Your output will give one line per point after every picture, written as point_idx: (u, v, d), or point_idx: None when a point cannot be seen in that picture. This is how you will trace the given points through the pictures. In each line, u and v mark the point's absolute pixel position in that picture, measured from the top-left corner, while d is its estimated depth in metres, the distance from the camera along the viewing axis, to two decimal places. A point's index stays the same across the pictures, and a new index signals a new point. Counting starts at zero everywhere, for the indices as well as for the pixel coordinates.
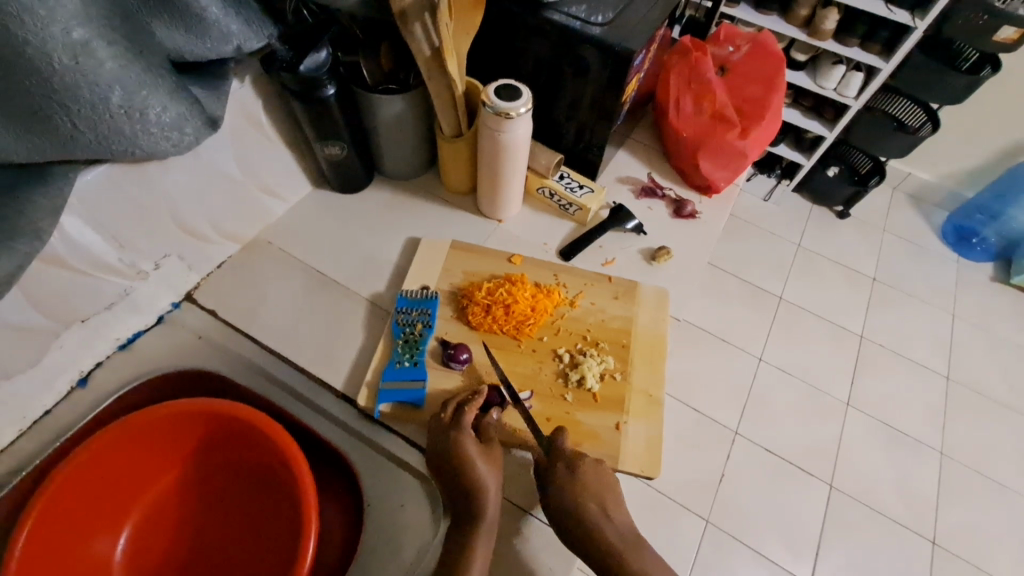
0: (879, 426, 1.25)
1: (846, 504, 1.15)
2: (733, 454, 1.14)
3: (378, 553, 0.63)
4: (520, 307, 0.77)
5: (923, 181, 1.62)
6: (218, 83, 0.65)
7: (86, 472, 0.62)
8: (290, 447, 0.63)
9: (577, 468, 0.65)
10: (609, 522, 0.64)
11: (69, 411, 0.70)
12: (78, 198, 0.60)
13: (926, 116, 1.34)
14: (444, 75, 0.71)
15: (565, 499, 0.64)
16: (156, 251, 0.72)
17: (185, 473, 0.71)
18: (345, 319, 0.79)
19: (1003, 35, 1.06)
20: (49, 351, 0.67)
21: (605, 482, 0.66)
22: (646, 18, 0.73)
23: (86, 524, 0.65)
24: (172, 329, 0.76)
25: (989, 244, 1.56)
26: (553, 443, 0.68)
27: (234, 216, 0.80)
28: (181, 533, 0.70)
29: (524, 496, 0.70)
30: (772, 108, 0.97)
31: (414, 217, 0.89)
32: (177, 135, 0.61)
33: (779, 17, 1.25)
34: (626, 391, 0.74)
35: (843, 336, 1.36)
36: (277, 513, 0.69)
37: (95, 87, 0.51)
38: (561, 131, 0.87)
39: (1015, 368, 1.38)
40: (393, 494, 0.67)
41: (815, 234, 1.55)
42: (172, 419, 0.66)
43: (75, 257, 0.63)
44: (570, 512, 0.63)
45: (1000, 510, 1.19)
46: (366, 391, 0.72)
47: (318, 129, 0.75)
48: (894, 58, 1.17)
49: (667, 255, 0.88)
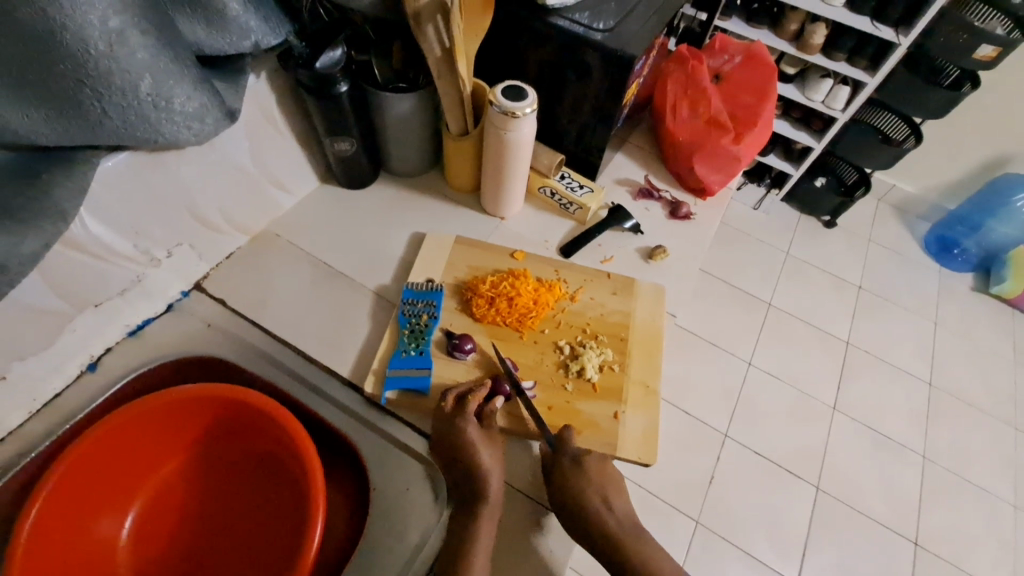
0: (864, 430, 1.28)
1: (831, 506, 1.18)
2: (723, 455, 1.18)
3: (384, 533, 0.64)
4: (523, 300, 0.79)
5: (907, 193, 1.68)
6: (236, 77, 0.68)
7: (95, 455, 0.64)
8: (298, 432, 0.64)
9: (590, 463, 0.68)
10: (605, 507, 0.68)
11: (78, 395, 0.71)
12: (97, 185, 0.62)
13: (909, 130, 1.39)
14: (453, 75, 0.74)
15: (567, 482, 0.67)
16: (169, 239, 0.74)
17: (191, 458, 0.73)
18: (352, 309, 0.81)
19: (981, 54, 1.12)
20: (62, 335, 0.68)
21: (615, 485, 0.70)
22: (646, 26, 0.76)
23: (92, 506, 0.66)
24: (182, 316, 0.78)
25: (969, 255, 1.61)
26: (561, 438, 0.70)
27: (246, 207, 0.82)
28: (186, 516, 0.71)
29: (530, 485, 0.72)
30: (764, 115, 1.01)
31: (419, 213, 0.91)
32: (198, 126, 0.63)
33: (769, 30, 1.30)
34: (624, 382, 0.76)
35: (830, 342, 1.40)
36: (283, 500, 0.70)
37: (126, 74, 0.54)
38: (563, 133, 0.90)
39: (993, 376, 1.43)
40: (399, 477, 0.68)
41: (804, 242, 1.59)
42: (181, 403, 0.68)
43: (93, 242, 0.65)
44: (570, 494, 0.67)
45: (981, 512, 1.23)
46: (373, 378, 0.74)
47: (331, 126, 0.77)
48: (879, 73, 1.22)
49: (664, 253, 0.91)
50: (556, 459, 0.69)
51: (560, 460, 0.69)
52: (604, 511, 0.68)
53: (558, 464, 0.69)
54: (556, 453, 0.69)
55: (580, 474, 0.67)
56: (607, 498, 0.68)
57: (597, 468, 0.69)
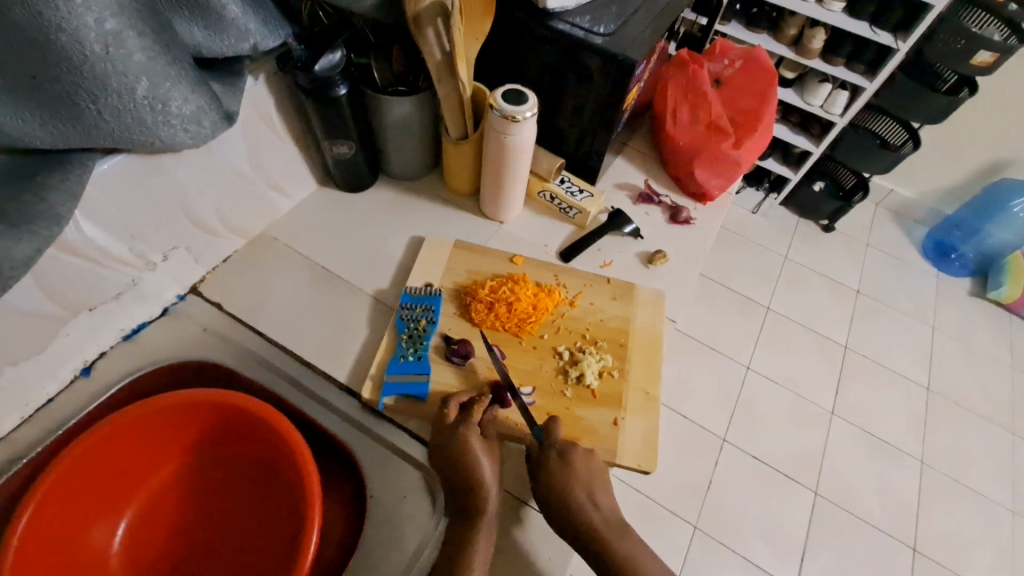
0: (862, 434, 1.28)
1: (830, 512, 1.17)
2: (721, 461, 1.17)
3: (382, 540, 0.64)
4: (522, 305, 0.79)
5: (905, 198, 1.68)
6: (235, 80, 0.67)
7: (87, 462, 0.63)
8: (294, 439, 0.64)
9: (590, 472, 0.67)
10: (592, 505, 0.66)
11: (72, 400, 0.71)
12: (93, 188, 0.61)
13: (908, 134, 1.38)
14: (453, 78, 0.74)
15: (550, 475, 0.66)
16: (166, 242, 0.73)
17: (185, 465, 0.72)
18: (349, 313, 0.80)
19: (980, 59, 1.11)
20: (55, 339, 0.67)
21: (602, 484, 0.68)
22: (647, 30, 0.76)
23: (85, 513, 0.65)
24: (176, 321, 0.77)
25: (966, 260, 1.62)
26: (547, 429, 0.70)
27: (243, 210, 0.81)
28: (181, 523, 0.70)
29: (518, 486, 0.72)
30: (764, 119, 1.00)
31: (418, 216, 0.91)
32: (196, 129, 0.62)
33: (768, 35, 1.30)
34: (623, 388, 0.76)
35: (827, 346, 1.40)
36: (279, 507, 0.69)
37: (122, 77, 0.53)
38: (563, 137, 0.90)
39: (991, 380, 1.44)
40: (397, 484, 0.67)
41: (802, 246, 1.59)
42: (175, 409, 0.67)
43: (88, 246, 0.64)
44: (557, 492, 0.66)
45: (979, 517, 1.23)
46: (371, 384, 0.73)
47: (329, 129, 0.77)
48: (878, 77, 1.22)
49: (663, 259, 0.90)
50: (543, 452, 0.68)
51: (548, 454, 0.68)
52: (588, 506, 0.66)
53: (544, 457, 0.68)
54: (542, 444, 0.69)
55: (570, 472, 0.66)
56: (592, 493, 0.66)
57: (586, 465, 0.67)
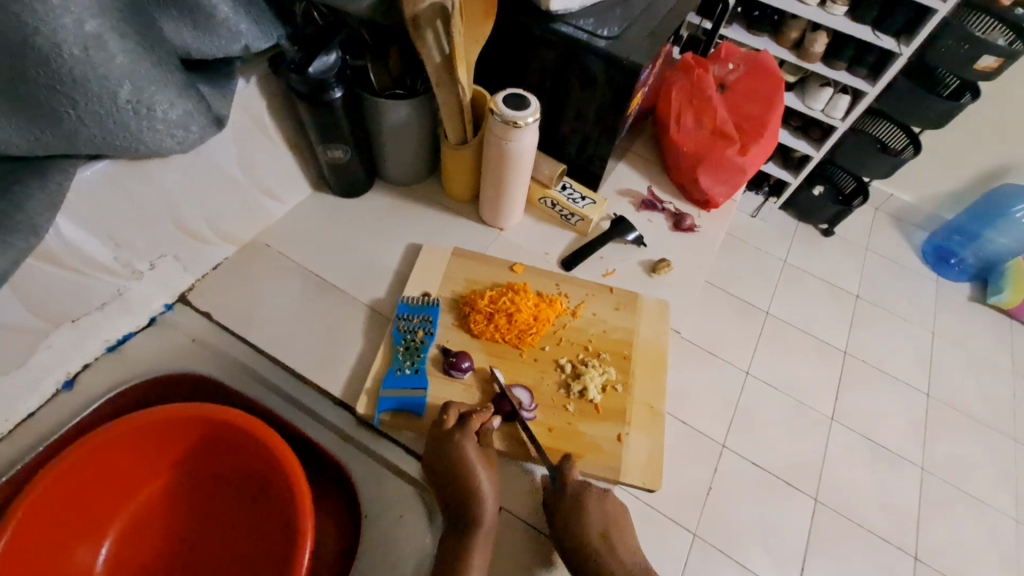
0: (862, 441, 1.26)
1: (830, 519, 1.15)
2: (721, 467, 1.14)
3: (377, 561, 0.61)
4: (523, 316, 0.76)
5: (905, 203, 1.67)
6: (225, 82, 0.65)
7: (66, 483, 0.60)
8: (287, 455, 0.61)
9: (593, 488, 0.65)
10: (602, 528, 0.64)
11: (54, 415, 0.68)
12: (75, 194, 0.58)
13: (908, 139, 1.37)
14: (452, 81, 0.71)
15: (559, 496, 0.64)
16: (152, 251, 0.70)
17: (171, 481, 0.69)
18: (343, 323, 0.78)
19: (984, 64, 1.10)
20: (36, 351, 0.65)
21: (615, 506, 0.66)
22: (652, 34, 0.74)
23: (67, 533, 0.62)
24: (164, 331, 0.74)
25: (966, 265, 1.60)
26: (562, 471, 0.67)
27: (234, 217, 0.78)
28: (167, 541, 0.67)
29: (533, 515, 0.68)
30: (770, 125, 0.99)
31: (414, 221, 0.88)
32: (183, 134, 0.59)
33: (770, 38, 1.28)
34: (627, 403, 0.74)
35: (827, 352, 1.39)
36: (270, 524, 0.67)
37: (103, 81, 0.50)
38: (564, 142, 0.87)
39: (991, 387, 1.42)
40: (391, 503, 0.65)
41: (802, 251, 1.58)
42: (160, 424, 0.64)
43: (70, 255, 0.61)
44: (564, 513, 0.64)
45: (979, 526, 1.22)
46: (366, 399, 0.70)
47: (323, 133, 0.74)
48: (879, 82, 1.21)
49: (667, 267, 0.88)
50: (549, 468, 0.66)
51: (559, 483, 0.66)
52: (599, 528, 0.64)
53: (558, 496, 0.65)
54: (556, 486, 0.66)
55: (578, 491, 0.65)
56: (602, 515, 0.64)
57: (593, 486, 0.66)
